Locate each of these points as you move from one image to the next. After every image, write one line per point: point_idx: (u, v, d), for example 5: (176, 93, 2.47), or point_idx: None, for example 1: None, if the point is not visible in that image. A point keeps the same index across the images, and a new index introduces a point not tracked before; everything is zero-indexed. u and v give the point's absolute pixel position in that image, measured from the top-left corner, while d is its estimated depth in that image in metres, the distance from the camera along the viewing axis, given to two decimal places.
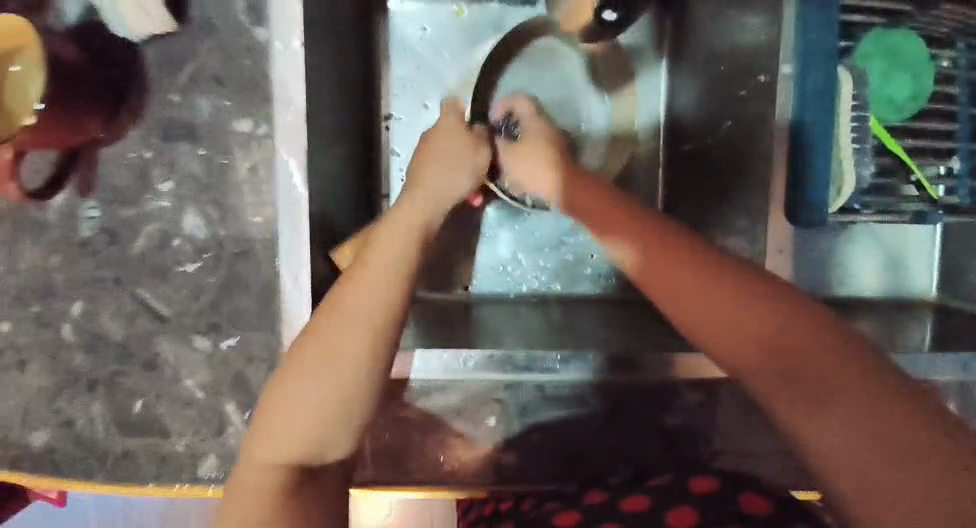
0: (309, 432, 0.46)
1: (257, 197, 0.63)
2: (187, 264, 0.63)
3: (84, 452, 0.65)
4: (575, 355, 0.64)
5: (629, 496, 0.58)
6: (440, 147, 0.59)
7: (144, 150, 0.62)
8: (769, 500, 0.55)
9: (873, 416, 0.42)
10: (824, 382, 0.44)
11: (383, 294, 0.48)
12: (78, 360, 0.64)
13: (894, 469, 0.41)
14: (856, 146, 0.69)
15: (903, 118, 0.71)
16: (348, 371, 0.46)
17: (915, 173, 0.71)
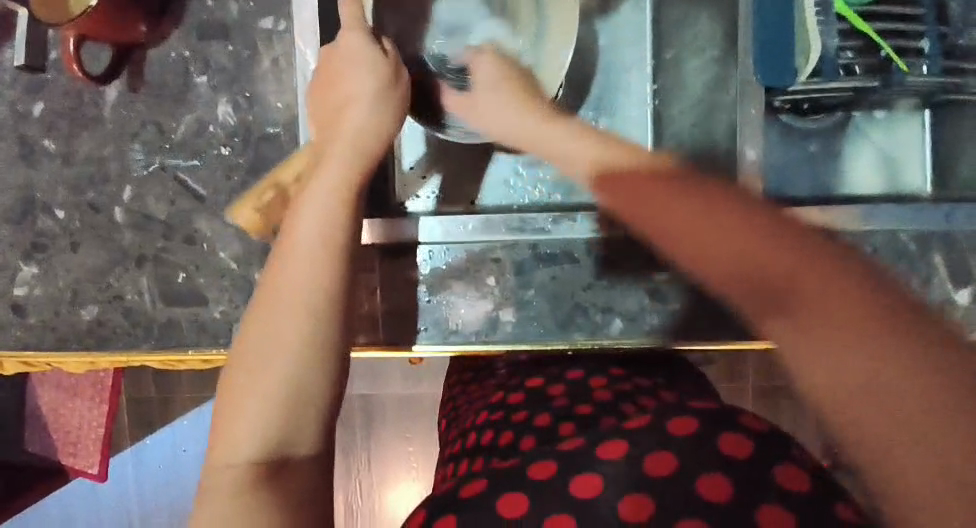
0: (297, 358, 0.47)
1: (279, 85, 0.72)
2: (221, 148, 0.72)
3: (136, 321, 0.74)
4: (564, 215, 0.70)
5: (604, 442, 0.49)
6: (345, 66, 0.60)
7: (184, 51, 0.72)
8: (748, 438, 0.46)
9: (856, 320, 0.36)
10: (818, 302, 0.38)
11: (321, 234, 0.52)
12: (129, 238, 0.74)
13: (895, 384, 0.35)
14: (821, 18, 0.74)
15: (866, 3, 0.74)
16: (300, 317, 0.48)
17: (883, 49, 0.74)
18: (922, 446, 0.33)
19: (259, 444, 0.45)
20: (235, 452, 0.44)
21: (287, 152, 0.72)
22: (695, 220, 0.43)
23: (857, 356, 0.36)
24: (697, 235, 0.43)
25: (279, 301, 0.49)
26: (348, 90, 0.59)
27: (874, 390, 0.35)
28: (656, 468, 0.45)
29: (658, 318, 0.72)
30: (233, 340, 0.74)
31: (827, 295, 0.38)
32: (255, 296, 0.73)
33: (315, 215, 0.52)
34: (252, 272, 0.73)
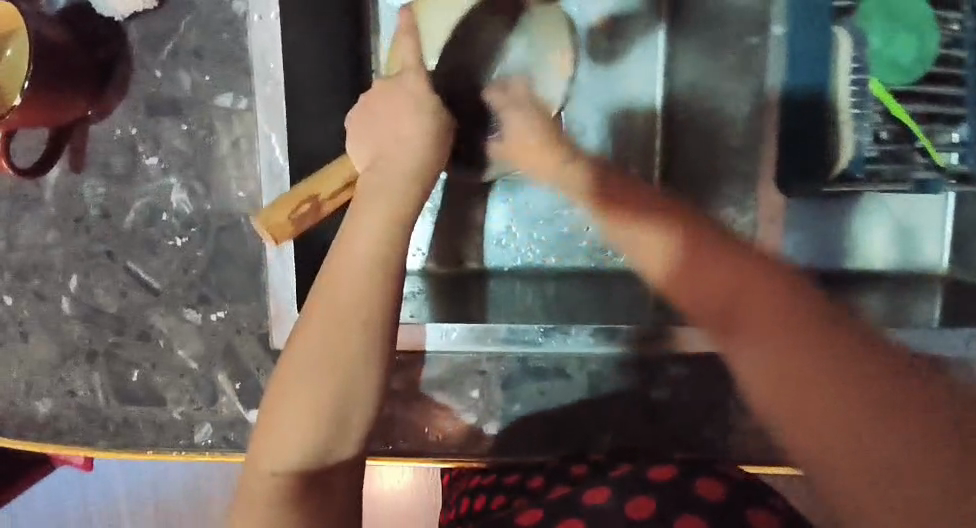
0: (331, 393, 0.45)
1: (239, 170, 0.64)
2: (175, 238, 0.65)
3: (91, 418, 0.69)
4: (556, 327, 0.66)
5: (592, 488, 0.58)
6: (383, 106, 0.50)
7: (131, 127, 0.64)
8: (721, 484, 0.57)
9: (861, 394, 0.41)
10: (793, 365, 0.44)
11: (372, 272, 0.46)
12: (79, 331, 0.67)
13: (867, 432, 0.41)
14: (856, 111, 0.73)
15: (910, 81, 0.73)
16: (349, 351, 0.45)
17: (920, 139, 0.73)
18: (877, 480, 0.40)
19: (296, 459, 0.46)
20: (273, 462, 0.46)
21: (251, 246, 0.65)
22: (713, 279, 0.49)
23: (847, 409, 0.42)
24: (719, 288, 0.49)
25: (337, 319, 0.46)
26: (402, 121, 0.49)
27: (850, 424, 0.41)
28: (635, 511, 0.55)
29: (651, 435, 0.68)
30: (194, 442, 0.68)
31: (820, 350, 0.43)
32: (217, 398, 0.67)
33: (370, 242, 0.47)
34: (214, 372, 0.67)
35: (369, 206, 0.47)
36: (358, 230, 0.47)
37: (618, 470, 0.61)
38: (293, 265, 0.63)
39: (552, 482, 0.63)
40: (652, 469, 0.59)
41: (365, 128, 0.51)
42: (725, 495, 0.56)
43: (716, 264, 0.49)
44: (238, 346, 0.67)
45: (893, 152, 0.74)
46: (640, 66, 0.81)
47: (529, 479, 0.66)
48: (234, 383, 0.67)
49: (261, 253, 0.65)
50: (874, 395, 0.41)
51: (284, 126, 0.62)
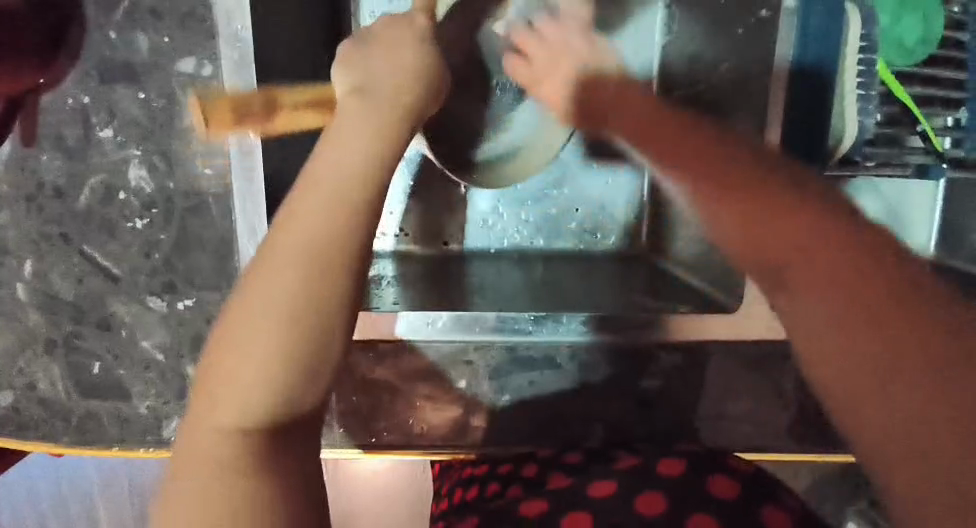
0: (292, 314, 0.34)
1: (205, 146, 0.58)
2: (136, 220, 0.59)
3: (53, 413, 0.64)
4: (548, 314, 0.62)
5: (598, 481, 0.55)
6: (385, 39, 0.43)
7: (83, 95, 0.58)
8: (735, 481, 0.54)
9: (875, 306, 0.38)
10: (816, 299, 0.39)
11: (354, 164, 0.37)
12: (34, 320, 0.62)
13: (906, 349, 0.37)
14: (860, 93, 0.66)
15: (913, 64, 0.68)
16: (321, 262, 0.35)
17: (921, 123, 0.68)
18: (919, 388, 0.36)
19: (251, 415, 0.34)
20: (234, 417, 0.34)
21: (220, 228, 0.60)
22: (695, 150, 0.45)
23: (865, 345, 0.37)
24: (761, 219, 0.41)
25: (314, 257, 0.35)
26: (395, 53, 0.43)
27: (881, 362, 0.37)
28: (645, 506, 0.51)
29: (643, 428, 0.65)
30: (163, 437, 0.64)
31: (837, 258, 0.39)
32: (188, 391, 0.63)
33: (352, 160, 0.37)
34: (182, 364, 0.62)
35: (345, 128, 0.39)
36: (327, 149, 0.38)
37: (624, 462, 0.58)
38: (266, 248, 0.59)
39: (547, 471, 0.59)
40: (660, 463, 0.56)
41: (351, 61, 0.42)
42: (739, 497, 0.52)
43: (712, 166, 0.44)
44: (208, 336, 0.62)
45: (893, 135, 0.69)
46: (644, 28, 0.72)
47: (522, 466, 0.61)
48: None
49: (231, 236, 0.60)
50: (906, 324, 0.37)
51: (255, 97, 0.57)
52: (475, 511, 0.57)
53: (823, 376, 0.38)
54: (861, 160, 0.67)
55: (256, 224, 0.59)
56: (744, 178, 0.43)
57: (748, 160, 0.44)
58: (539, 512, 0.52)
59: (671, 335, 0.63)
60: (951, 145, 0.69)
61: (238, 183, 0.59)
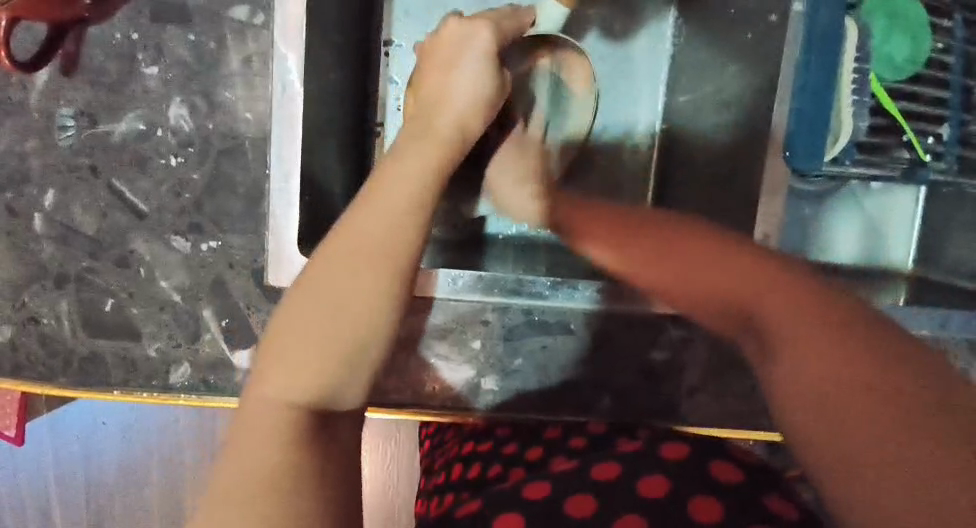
0: (365, 278, 0.34)
1: (249, 91, 0.60)
2: (169, 157, 0.60)
3: (53, 350, 0.63)
4: (565, 282, 0.64)
5: (600, 465, 0.54)
6: (440, 50, 0.48)
7: (132, 32, 0.59)
8: (739, 469, 0.53)
9: (819, 339, 0.36)
10: (808, 344, 0.36)
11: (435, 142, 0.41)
12: (48, 253, 0.61)
13: (852, 405, 0.33)
14: (855, 99, 0.73)
15: (899, 80, 0.76)
16: (407, 224, 0.36)
17: (906, 134, 0.76)
18: (885, 411, 0.32)
19: (306, 391, 0.33)
20: (284, 393, 0.33)
21: (253, 173, 0.61)
22: (694, 250, 0.44)
23: (843, 385, 0.34)
24: (705, 276, 0.42)
25: (364, 248, 0.35)
26: (454, 67, 0.47)
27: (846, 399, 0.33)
28: (648, 491, 0.50)
29: (646, 400, 0.67)
30: (168, 384, 0.63)
31: (804, 318, 0.37)
32: (200, 335, 0.62)
33: (461, 113, 0.45)
34: (199, 307, 0.62)
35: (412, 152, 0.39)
36: (396, 165, 0.38)
37: (625, 447, 0.58)
38: (297, 194, 0.60)
39: (551, 452, 0.59)
40: (663, 448, 0.56)
41: (438, 65, 0.48)
42: (743, 479, 0.51)
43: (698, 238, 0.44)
44: (229, 280, 0.62)
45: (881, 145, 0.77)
46: (650, 44, 0.86)
47: (525, 449, 0.61)
48: (220, 320, 0.62)
49: (263, 183, 0.60)
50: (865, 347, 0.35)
51: (303, 48, 0.59)
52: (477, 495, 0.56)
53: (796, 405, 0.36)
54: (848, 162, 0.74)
55: (289, 170, 0.60)
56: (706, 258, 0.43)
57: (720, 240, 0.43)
58: (544, 494, 0.52)
59: (675, 307, 0.65)
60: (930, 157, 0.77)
61: (275, 129, 0.60)
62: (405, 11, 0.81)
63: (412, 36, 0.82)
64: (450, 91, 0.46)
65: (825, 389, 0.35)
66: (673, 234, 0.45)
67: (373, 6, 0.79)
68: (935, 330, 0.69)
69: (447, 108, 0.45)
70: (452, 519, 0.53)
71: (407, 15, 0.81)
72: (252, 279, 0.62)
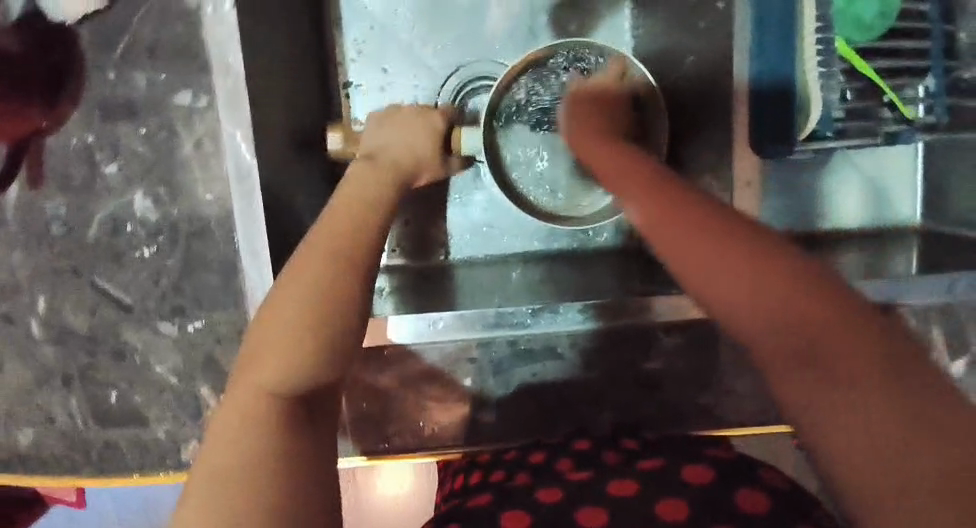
0: (311, 290, 0.45)
1: (206, 173, 0.61)
2: (143, 249, 0.62)
3: (72, 443, 0.66)
4: (546, 307, 0.63)
5: (615, 480, 0.53)
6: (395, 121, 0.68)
7: (86, 135, 0.60)
8: (769, 497, 0.51)
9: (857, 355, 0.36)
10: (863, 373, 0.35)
11: (380, 189, 0.59)
12: (49, 355, 0.64)
13: (874, 412, 0.34)
14: (823, 71, 0.73)
15: (872, 39, 0.73)
16: (335, 274, 0.47)
17: (888, 94, 0.73)
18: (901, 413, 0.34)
19: (282, 385, 0.42)
20: (265, 388, 0.41)
21: (224, 250, 0.62)
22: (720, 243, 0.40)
23: (865, 398, 0.35)
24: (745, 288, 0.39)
25: (320, 272, 0.46)
26: (399, 122, 0.67)
27: (857, 405, 0.35)
28: (666, 514, 0.49)
29: (649, 412, 0.66)
30: (182, 461, 0.66)
31: (853, 349, 0.36)
32: (202, 411, 0.65)
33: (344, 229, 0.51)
34: (196, 386, 0.64)
35: (361, 183, 0.59)
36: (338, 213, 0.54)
37: (645, 463, 0.56)
38: (268, 271, 0.60)
39: (559, 459, 0.59)
40: (685, 471, 0.53)
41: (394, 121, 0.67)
42: (773, 507, 0.50)
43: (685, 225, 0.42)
44: (219, 356, 0.64)
45: (863, 109, 0.75)
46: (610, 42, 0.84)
47: (529, 454, 0.62)
48: (218, 395, 0.64)
49: (234, 258, 0.62)
50: (870, 360, 0.35)
51: (249, 122, 0.59)
52: (484, 489, 0.57)
53: (804, 403, 0.36)
54: (827, 135, 0.74)
55: (257, 246, 0.60)
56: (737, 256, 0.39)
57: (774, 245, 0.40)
58: (556, 498, 0.52)
59: (671, 316, 0.63)
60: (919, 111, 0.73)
61: (237, 206, 0.60)
62: (358, 51, 0.83)
63: (366, 74, 0.83)
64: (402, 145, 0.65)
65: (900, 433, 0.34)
66: (698, 203, 0.43)
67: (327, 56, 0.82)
68: (943, 297, 0.66)
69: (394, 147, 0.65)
70: (459, 511, 0.54)
71: (359, 52, 0.83)
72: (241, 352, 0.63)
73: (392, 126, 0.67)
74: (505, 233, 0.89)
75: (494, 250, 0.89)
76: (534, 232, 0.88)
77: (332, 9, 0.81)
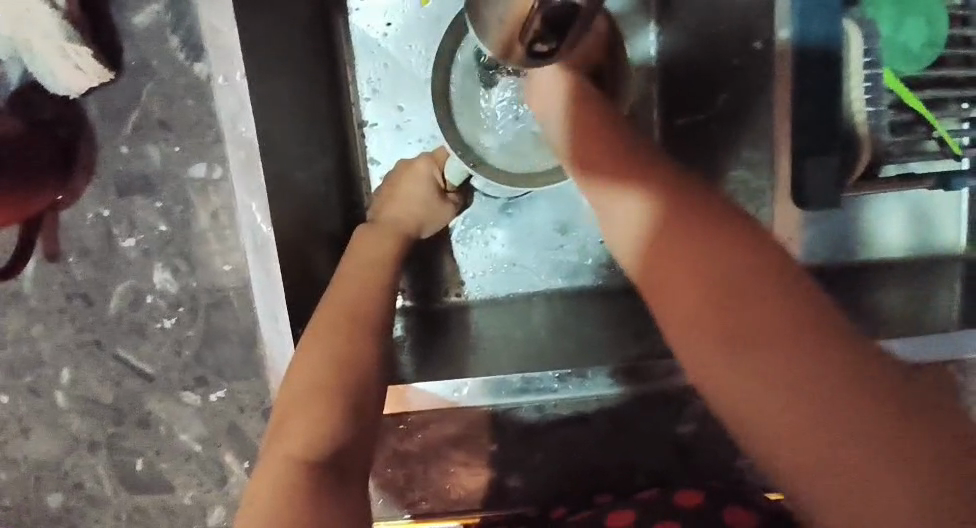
0: (330, 350, 0.48)
1: (223, 243, 0.61)
2: (163, 320, 0.62)
3: (102, 509, 0.66)
4: (573, 371, 0.62)
5: (615, 512, 0.57)
6: (398, 186, 0.67)
7: (103, 209, 0.61)
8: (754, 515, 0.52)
9: (802, 362, 0.34)
10: (817, 388, 0.33)
11: (384, 244, 0.61)
12: (77, 424, 0.65)
13: (845, 415, 0.32)
14: (872, 110, 0.69)
15: (922, 68, 0.68)
16: (350, 336, 0.50)
17: (936, 127, 0.69)
18: (902, 466, 0.31)
19: (307, 447, 0.43)
20: (294, 450, 0.43)
21: (244, 320, 0.62)
22: (717, 286, 0.37)
23: (868, 456, 0.31)
24: (748, 331, 0.36)
25: (336, 328, 0.50)
26: (394, 185, 0.68)
27: (858, 468, 0.32)
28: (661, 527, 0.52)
29: (678, 474, 0.65)
30: (209, 525, 0.66)
31: (827, 377, 0.33)
32: (227, 477, 0.64)
33: (357, 284, 0.55)
34: (220, 453, 0.64)
35: (368, 244, 0.60)
36: (349, 269, 0.57)
37: (644, 496, 0.59)
38: (291, 339, 0.59)
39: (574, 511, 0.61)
40: (678, 495, 0.56)
41: (388, 187, 0.68)
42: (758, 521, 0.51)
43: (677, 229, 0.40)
44: (242, 424, 0.63)
45: (906, 143, 0.70)
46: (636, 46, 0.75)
47: (551, 512, 0.63)
48: (242, 462, 0.64)
49: (254, 327, 0.61)
50: (872, 411, 0.32)
51: (265, 193, 0.58)
52: None
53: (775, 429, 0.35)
54: (879, 173, 0.70)
55: (277, 315, 0.58)
56: (720, 284, 0.37)
57: (767, 269, 0.37)
58: None
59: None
60: (970, 144, 0.69)
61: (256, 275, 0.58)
62: (372, 90, 0.78)
63: (381, 113, 0.78)
64: (399, 203, 0.66)
65: (853, 457, 0.32)
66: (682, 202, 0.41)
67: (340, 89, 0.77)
68: None
69: (390, 208, 0.66)
70: None
71: (375, 90, 0.78)
72: (263, 421, 0.63)
73: (390, 188, 0.68)
74: (526, 270, 0.80)
75: (515, 289, 0.81)
76: (558, 270, 0.80)
77: (343, 48, 0.77)
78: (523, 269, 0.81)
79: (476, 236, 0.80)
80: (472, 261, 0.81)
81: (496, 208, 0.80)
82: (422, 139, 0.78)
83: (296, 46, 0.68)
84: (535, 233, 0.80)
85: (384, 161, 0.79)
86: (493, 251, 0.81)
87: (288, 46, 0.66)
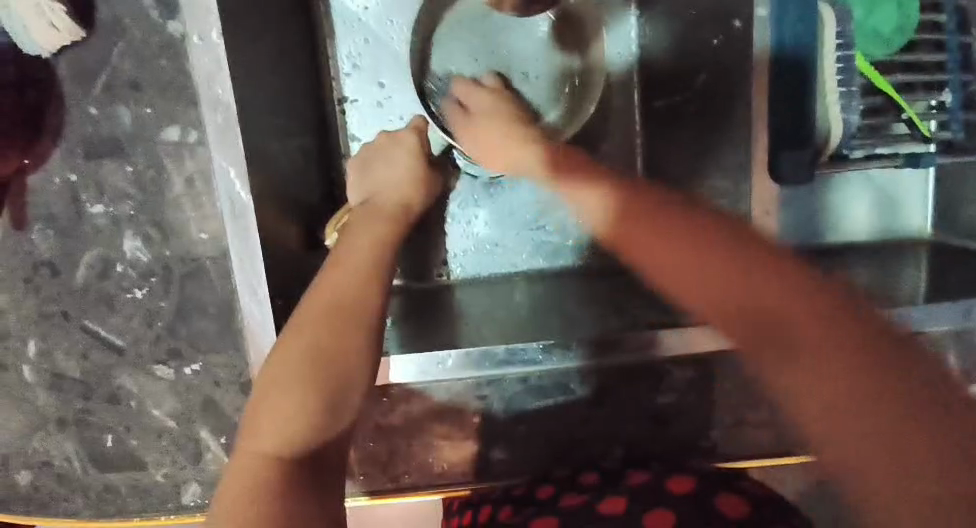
0: (310, 346, 0.48)
1: (199, 211, 0.59)
2: (135, 290, 0.60)
3: (71, 489, 0.64)
4: (556, 343, 0.62)
5: (608, 496, 0.58)
6: (382, 159, 0.64)
7: (69, 174, 0.59)
8: (745, 500, 0.55)
9: (810, 330, 0.44)
10: (820, 352, 0.43)
11: (380, 228, 0.57)
12: (44, 400, 0.62)
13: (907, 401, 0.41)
14: (843, 91, 0.70)
15: (889, 54, 0.70)
16: (336, 332, 0.48)
17: (905, 111, 0.71)
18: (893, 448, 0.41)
19: (282, 442, 0.44)
20: (270, 447, 0.44)
21: (219, 291, 0.60)
22: (725, 272, 0.47)
23: (851, 393, 0.42)
24: (760, 304, 0.46)
25: (323, 320, 0.49)
26: (376, 161, 0.64)
27: (879, 452, 0.41)
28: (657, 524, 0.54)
29: (658, 444, 0.65)
30: (182, 503, 0.64)
31: (848, 351, 0.43)
32: (202, 454, 0.62)
33: (353, 269, 0.52)
34: (195, 428, 0.62)
35: (356, 234, 0.57)
36: (345, 249, 0.55)
37: (634, 478, 0.59)
38: (269, 311, 0.57)
39: (561, 489, 0.60)
40: (669, 480, 0.57)
41: (370, 161, 0.64)
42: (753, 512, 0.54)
43: (667, 229, 0.50)
44: (217, 399, 0.61)
45: (875, 125, 0.72)
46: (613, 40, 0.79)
47: (536, 487, 0.62)
48: (218, 438, 0.62)
49: (231, 298, 0.60)
50: (869, 389, 0.42)
51: (242, 158, 0.55)
52: None
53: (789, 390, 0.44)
54: (848, 155, 0.71)
55: (256, 283, 0.57)
56: (738, 285, 0.46)
57: (803, 275, 0.46)
58: None
59: (680, 350, 0.63)
60: (937, 127, 0.71)
61: (232, 243, 0.56)
62: (353, 64, 0.76)
63: (362, 88, 0.77)
64: (384, 182, 0.63)
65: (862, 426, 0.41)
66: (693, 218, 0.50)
67: (319, 60, 0.75)
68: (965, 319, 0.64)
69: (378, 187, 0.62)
70: None
71: (355, 65, 0.76)
72: (240, 395, 0.61)
73: (370, 162, 0.64)
74: (509, 249, 0.80)
75: (499, 267, 0.80)
76: (541, 250, 0.80)
77: (322, 16, 0.75)
78: (506, 248, 0.80)
79: (460, 213, 0.80)
80: (455, 239, 0.80)
81: (480, 186, 0.79)
82: (403, 113, 0.77)
83: (273, 11, 0.66)
84: (517, 212, 0.80)
85: (365, 137, 0.77)
86: (477, 229, 0.80)
87: (265, 8, 0.64)
